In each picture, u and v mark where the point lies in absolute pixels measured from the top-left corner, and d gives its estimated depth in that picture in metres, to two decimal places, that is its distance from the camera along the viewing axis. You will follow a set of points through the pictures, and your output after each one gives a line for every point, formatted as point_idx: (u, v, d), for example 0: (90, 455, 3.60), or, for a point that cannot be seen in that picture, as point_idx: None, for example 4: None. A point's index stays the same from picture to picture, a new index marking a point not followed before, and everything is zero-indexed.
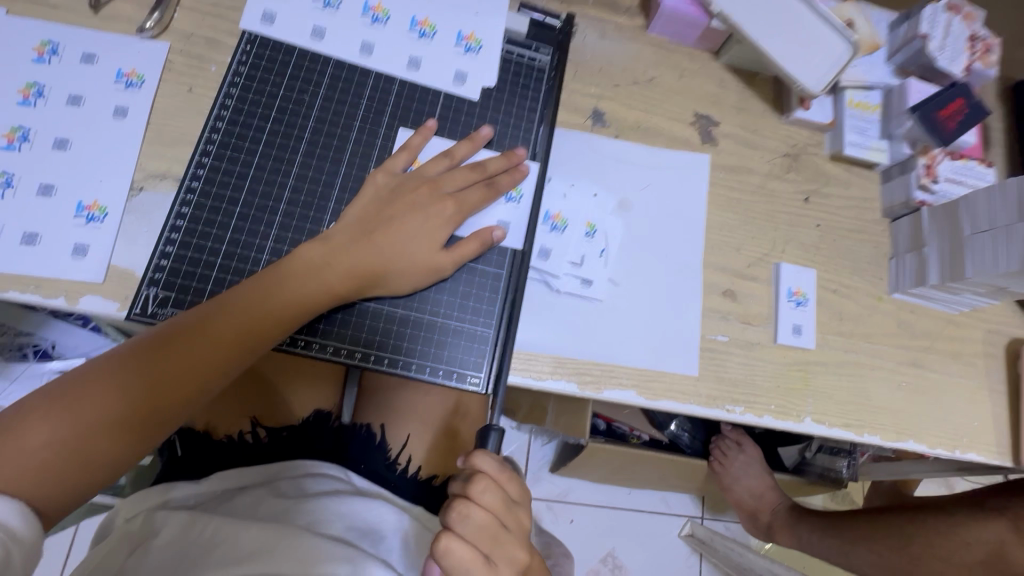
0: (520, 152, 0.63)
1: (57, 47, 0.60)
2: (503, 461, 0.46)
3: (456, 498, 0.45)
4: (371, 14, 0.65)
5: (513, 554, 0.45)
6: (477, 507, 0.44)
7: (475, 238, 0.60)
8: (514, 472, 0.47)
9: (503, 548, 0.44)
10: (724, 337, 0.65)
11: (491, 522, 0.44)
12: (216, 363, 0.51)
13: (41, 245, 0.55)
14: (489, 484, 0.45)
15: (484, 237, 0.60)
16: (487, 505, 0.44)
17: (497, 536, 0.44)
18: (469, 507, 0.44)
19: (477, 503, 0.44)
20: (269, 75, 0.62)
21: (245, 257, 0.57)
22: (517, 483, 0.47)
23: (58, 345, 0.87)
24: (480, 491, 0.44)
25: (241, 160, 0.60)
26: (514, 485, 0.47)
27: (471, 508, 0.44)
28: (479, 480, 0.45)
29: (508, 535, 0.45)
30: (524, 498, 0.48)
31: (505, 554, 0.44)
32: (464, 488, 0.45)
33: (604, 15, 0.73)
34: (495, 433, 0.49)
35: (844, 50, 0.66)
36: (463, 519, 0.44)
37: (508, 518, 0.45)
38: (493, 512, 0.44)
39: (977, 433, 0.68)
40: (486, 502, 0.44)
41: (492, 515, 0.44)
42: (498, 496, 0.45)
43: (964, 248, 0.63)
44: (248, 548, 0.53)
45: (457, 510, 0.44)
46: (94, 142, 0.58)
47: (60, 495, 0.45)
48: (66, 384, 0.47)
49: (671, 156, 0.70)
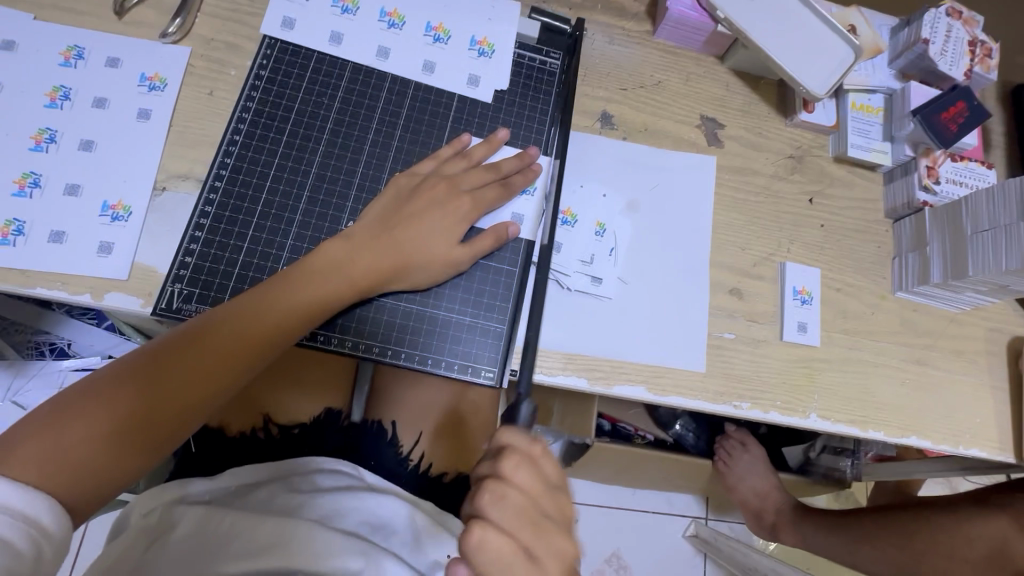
0: (533, 152, 0.65)
1: (83, 51, 0.61)
2: (533, 440, 0.47)
3: (488, 478, 0.45)
4: (387, 19, 0.67)
5: (552, 535, 0.45)
6: (511, 487, 0.44)
7: (492, 234, 0.61)
8: (546, 450, 0.47)
9: (542, 529, 0.44)
10: (730, 334, 0.66)
11: (528, 503, 0.44)
12: (238, 360, 0.52)
13: (68, 243, 0.56)
14: (521, 463, 0.45)
15: (500, 232, 0.61)
16: (521, 483, 0.45)
17: (534, 516, 0.44)
18: (504, 488, 0.44)
19: (512, 483, 0.44)
20: (289, 78, 0.64)
21: (267, 254, 0.59)
22: (550, 460, 0.47)
23: (75, 343, 0.89)
24: (515, 471, 0.45)
25: (261, 160, 0.61)
26: (548, 464, 0.47)
27: (506, 488, 0.44)
28: (511, 460, 0.45)
29: (545, 517, 0.45)
30: (560, 482, 0.48)
31: (544, 536, 0.44)
32: (497, 469, 0.45)
33: (613, 20, 0.75)
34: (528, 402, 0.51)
35: (846, 53, 0.68)
36: (499, 500, 0.44)
37: (544, 499, 0.46)
38: (529, 493, 0.45)
39: (979, 429, 0.69)
40: (521, 482, 0.45)
41: (527, 495, 0.45)
42: (532, 475, 0.45)
43: (965, 246, 0.65)
44: (264, 542, 0.55)
45: (492, 490, 0.44)
46: (118, 144, 0.60)
47: (93, 491, 0.46)
48: (94, 384, 0.48)
49: (678, 157, 0.71)
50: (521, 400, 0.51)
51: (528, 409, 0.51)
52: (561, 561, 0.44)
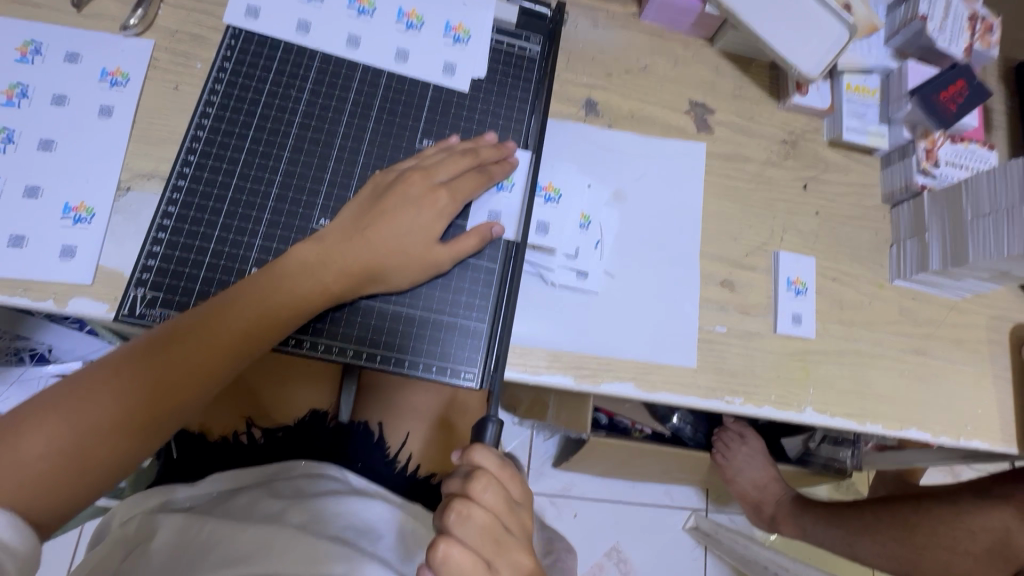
0: (510, 144, 0.62)
1: (40, 47, 0.59)
2: (503, 462, 0.44)
3: (456, 497, 0.43)
4: (357, 6, 0.64)
5: (515, 556, 0.43)
6: (478, 507, 0.42)
7: (475, 233, 0.59)
8: (513, 470, 0.45)
9: (505, 550, 0.43)
10: (722, 327, 0.64)
11: (493, 523, 0.42)
12: (210, 364, 0.50)
13: (29, 247, 0.54)
14: (491, 483, 0.43)
15: (483, 232, 0.59)
16: (488, 504, 0.43)
17: (499, 538, 0.42)
18: (472, 507, 0.42)
19: (478, 503, 0.42)
20: (255, 70, 0.62)
21: (235, 255, 0.57)
22: (517, 481, 0.46)
23: (56, 348, 0.87)
24: (482, 491, 0.42)
25: (227, 157, 0.59)
26: (515, 485, 0.46)
27: (473, 508, 0.42)
28: (480, 481, 0.43)
29: (509, 536, 0.43)
30: (524, 496, 0.46)
31: (506, 557, 0.43)
32: (464, 488, 0.43)
33: (596, 3, 0.72)
34: (492, 422, 0.46)
35: (843, 33, 0.63)
36: (464, 520, 0.42)
37: (509, 518, 0.44)
38: (495, 513, 0.43)
39: (981, 420, 0.67)
40: (487, 500, 0.43)
41: (493, 516, 0.43)
42: (500, 495, 0.43)
43: (965, 231, 0.62)
44: (247, 549, 0.53)
45: (457, 510, 0.42)
46: (79, 144, 0.57)
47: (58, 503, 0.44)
48: (61, 392, 0.46)
49: (666, 144, 0.69)
50: (486, 421, 0.46)
51: (493, 430, 0.46)
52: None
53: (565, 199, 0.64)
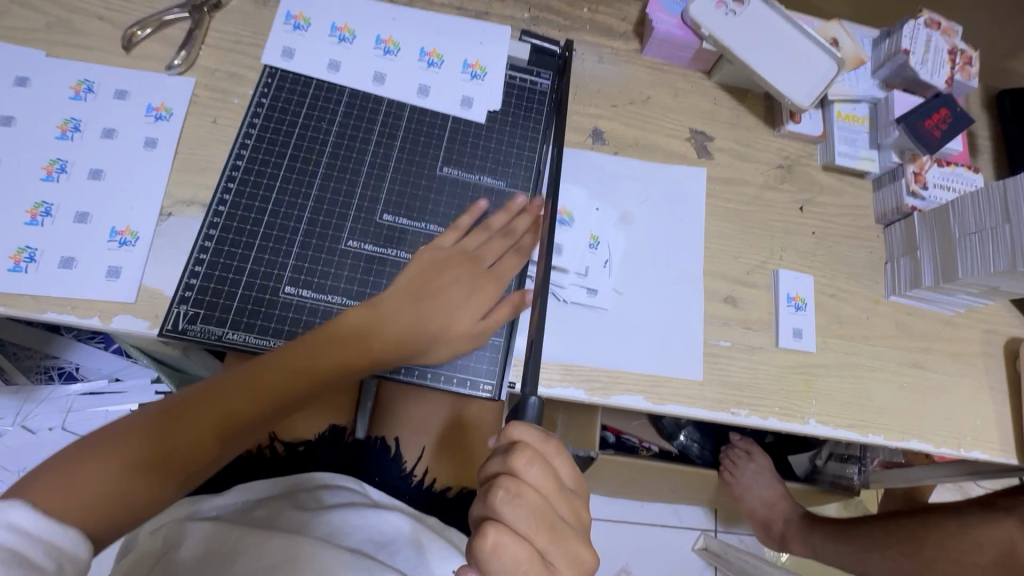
0: (536, 203, 0.67)
1: (92, 85, 0.64)
2: (545, 436, 0.48)
3: (502, 475, 0.45)
4: (382, 46, 0.70)
5: (568, 540, 0.45)
6: (525, 485, 0.45)
7: (510, 303, 0.62)
8: (558, 447, 0.49)
9: (556, 532, 0.45)
10: (726, 342, 0.67)
11: (540, 501, 0.45)
12: (271, 401, 0.51)
13: (78, 268, 0.58)
14: (534, 459, 0.46)
15: (517, 303, 0.62)
16: (535, 482, 0.45)
17: (548, 518, 0.45)
18: (518, 484, 0.45)
19: (525, 481, 0.45)
20: (289, 105, 0.67)
21: (269, 275, 0.61)
22: (562, 459, 0.48)
23: (83, 368, 0.91)
24: (527, 467, 0.45)
25: (264, 184, 0.63)
26: (561, 462, 0.48)
27: (520, 486, 0.45)
28: (524, 455, 0.46)
29: (559, 518, 0.45)
30: (571, 475, 0.49)
31: (559, 539, 0.45)
32: (510, 464, 0.46)
33: (601, 40, 0.77)
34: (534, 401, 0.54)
35: (831, 66, 0.71)
36: (512, 497, 0.44)
37: (558, 500, 0.46)
38: (542, 492, 0.45)
39: (979, 431, 0.69)
40: (534, 479, 0.45)
41: (541, 494, 0.45)
42: (545, 473, 0.46)
43: (953, 248, 0.66)
44: (274, 557, 0.54)
45: (506, 488, 0.44)
46: (126, 173, 0.62)
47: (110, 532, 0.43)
48: (123, 426, 0.46)
49: (669, 170, 0.73)
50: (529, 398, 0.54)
51: (535, 406, 0.54)
52: (576, 565, 0.45)
53: (577, 221, 0.68)
